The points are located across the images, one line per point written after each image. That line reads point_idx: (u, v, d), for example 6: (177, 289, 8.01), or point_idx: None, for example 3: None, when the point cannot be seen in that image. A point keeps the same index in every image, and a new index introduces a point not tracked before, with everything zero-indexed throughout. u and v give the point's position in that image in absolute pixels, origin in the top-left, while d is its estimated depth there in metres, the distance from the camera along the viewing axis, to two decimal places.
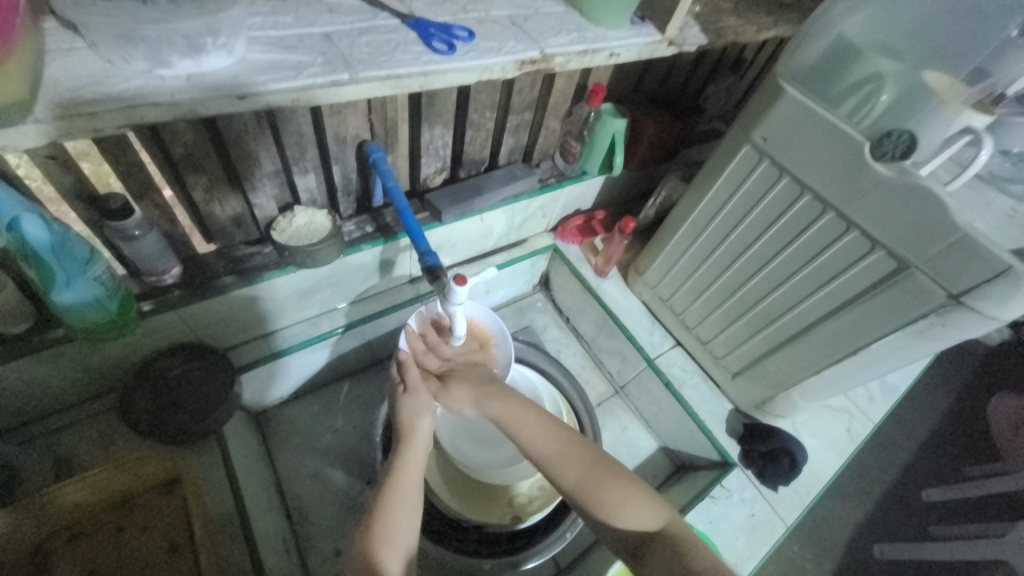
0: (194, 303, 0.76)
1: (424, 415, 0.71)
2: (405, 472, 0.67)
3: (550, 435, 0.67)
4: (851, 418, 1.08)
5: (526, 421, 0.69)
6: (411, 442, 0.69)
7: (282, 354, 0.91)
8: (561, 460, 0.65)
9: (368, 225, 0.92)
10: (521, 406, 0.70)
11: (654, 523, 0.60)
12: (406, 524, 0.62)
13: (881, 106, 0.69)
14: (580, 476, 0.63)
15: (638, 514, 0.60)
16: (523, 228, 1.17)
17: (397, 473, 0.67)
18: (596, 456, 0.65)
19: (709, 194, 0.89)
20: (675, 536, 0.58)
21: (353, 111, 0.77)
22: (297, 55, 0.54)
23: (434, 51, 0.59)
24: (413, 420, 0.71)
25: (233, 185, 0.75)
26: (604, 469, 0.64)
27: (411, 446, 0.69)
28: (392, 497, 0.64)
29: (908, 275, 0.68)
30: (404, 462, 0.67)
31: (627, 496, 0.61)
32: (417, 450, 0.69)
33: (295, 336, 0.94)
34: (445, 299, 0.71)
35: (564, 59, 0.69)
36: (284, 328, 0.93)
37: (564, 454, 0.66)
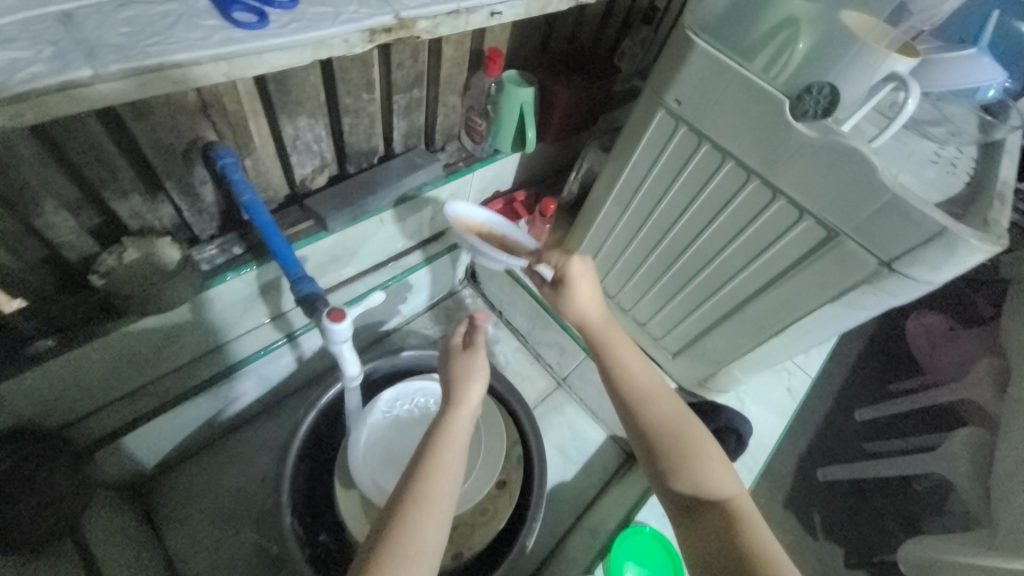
0: (4, 383, 0.59)
1: (474, 383, 0.62)
2: (454, 434, 0.58)
3: (646, 372, 0.66)
4: (791, 377, 1.07)
5: (625, 354, 0.68)
6: (461, 405, 0.60)
7: (237, 367, 0.84)
8: (648, 401, 0.64)
9: (236, 246, 0.76)
10: (621, 338, 0.69)
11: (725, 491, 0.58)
12: (448, 485, 0.54)
13: (798, 55, 0.59)
14: (664, 423, 0.62)
15: (715, 477, 0.59)
16: (435, 221, 1.03)
17: (444, 430, 0.58)
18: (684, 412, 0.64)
19: (629, 167, 0.80)
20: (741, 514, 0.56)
21: (173, 109, 0.59)
22: (10, 49, 0.37)
23: (236, 25, 0.44)
24: (464, 381, 0.62)
25: (19, 224, 0.57)
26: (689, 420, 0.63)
27: (459, 410, 0.60)
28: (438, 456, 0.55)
29: (836, 244, 0.62)
30: (452, 423, 0.59)
31: (710, 454, 0.60)
32: (466, 414, 0.60)
33: (248, 348, 0.85)
34: (326, 340, 0.60)
35: (430, 23, 0.55)
36: (235, 341, 0.82)
37: (659, 401, 0.64)
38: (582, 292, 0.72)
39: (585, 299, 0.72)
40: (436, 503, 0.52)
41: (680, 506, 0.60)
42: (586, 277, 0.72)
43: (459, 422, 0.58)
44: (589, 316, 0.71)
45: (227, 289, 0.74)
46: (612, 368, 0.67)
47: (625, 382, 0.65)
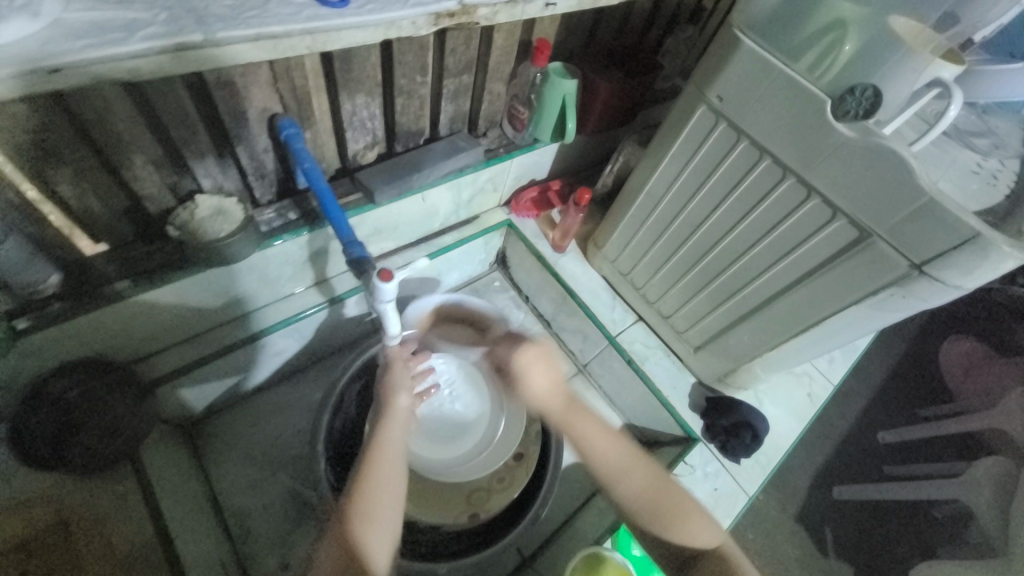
0: (81, 317, 0.66)
1: (399, 395, 0.74)
2: (386, 445, 0.69)
3: (600, 439, 0.73)
4: (812, 382, 1.07)
5: (588, 432, 0.73)
6: (388, 419, 0.71)
7: (261, 335, 0.87)
8: (620, 477, 0.71)
9: (291, 212, 0.82)
10: (582, 413, 0.75)
11: (712, 541, 0.70)
12: (388, 498, 0.65)
13: (844, 56, 0.61)
14: (641, 496, 0.70)
15: (695, 531, 0.69)
16: (473, 203, 1.07)
17: (376, 446, 0.69)
18: (652, 472, 0.72)
19: (665, 161, 0.82)
20: (731, 556, 0.70)
21: (250, 80, 0.65)
22: (132, 12, 0.42)
23: (322, 4, 0.49)
24: (389, 397, 0.74)
25: (112, 176, 0.64)
26: (667, 488, 0.71)
27: (388, 422, 0.71)
28: (374, 471, 0.66)
29: (868, 245, 0.64)
30: (383, 437, 0.70)
31: (693, 518, 0.69)
32: (394, 425, 0.71)
33: (271, 318, 0.88)
34: (373, 298, 0.64)
35: (489, 11, 0.59)
36: (257, 310, 0.87)
37: (631, 475, 0.71)
38: (536, 375, 0.78)
39: (541, 381, 0.78)
40: (377, 511, 0.63)
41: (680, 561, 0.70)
42: (536, 361, 0.79)
43: (391, 435, 0.70)
44: (548, 402, 0.77)
45: (251, 262, 0.78)
46: (582, 449, 0.73)
47: (594, 459, 0.72)
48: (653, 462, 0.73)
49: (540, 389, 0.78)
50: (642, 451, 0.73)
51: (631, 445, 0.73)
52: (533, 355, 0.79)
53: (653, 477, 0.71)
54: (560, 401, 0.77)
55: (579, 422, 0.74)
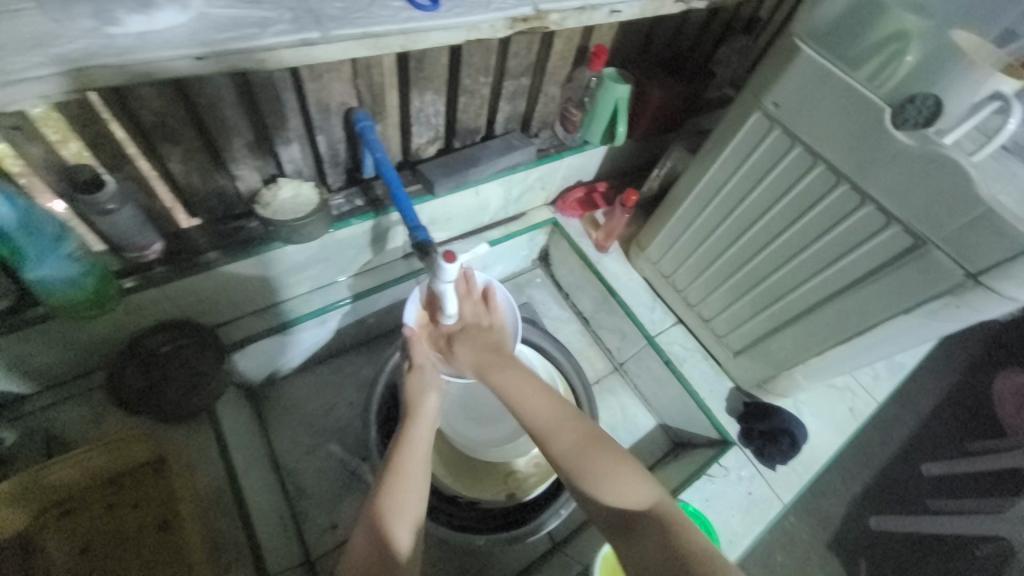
0: (178, 279, 0.74)
1: (428, 395, 0.72)
2: (412, 444, 0.67)
3: (519, 388, 0.67)
4: (854, 397, 1.06)
5: (513, 383, 0.68)
6: (416, 417, 0.70)
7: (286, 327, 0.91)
8: (551, 433, 0.62)
9: (358, 199, 0.88)
10: (517, 376, 0.69)
11: (644, 501, 0.54)
12: (412, 497, 0.62)
13: (905, 67, 0.63)
14: (567, 449, 0.60)
15: (632, 488, 0.55)
16: (521, 200, 1.12)
17: (403, 445, 0.67)
18: (587, 430, 0.62)
19: (715, 166, 0.84)
20: (665, 514, 0.52)
21: (336, 76, 0.72)
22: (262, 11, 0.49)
23: (416, 6, 0.55)
24: (419, 397, 0.72)
25: (212, 157, 0.71)
26: (593, 439, 0.60)
27: (415, 421, 0.70)
28: (400, 467, 0.64)
29: (922, 253, 0.64)
30: (410, 435, 0.68)
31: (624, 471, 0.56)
32: (422, 425, 0.70)
33: (300, 309, 0.93)
34: (435, 277, 0.69)
35: (560, 17, 0.64)
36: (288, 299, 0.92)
37: (555, 428, 0.62)
38: (468, 349, 0.75)
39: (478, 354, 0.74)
40: (404, 502, 0.61)
41: (609, 526, 0.55)
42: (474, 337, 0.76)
43: (418, 435, 0.68)
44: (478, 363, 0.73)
45: (286, 253, 0.82)
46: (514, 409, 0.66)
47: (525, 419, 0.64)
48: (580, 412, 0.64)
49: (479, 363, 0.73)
50: (573, 407, 0.65)
51: (566, 406, 0.65)
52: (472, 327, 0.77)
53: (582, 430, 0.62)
54: (489, 360, 0.73)
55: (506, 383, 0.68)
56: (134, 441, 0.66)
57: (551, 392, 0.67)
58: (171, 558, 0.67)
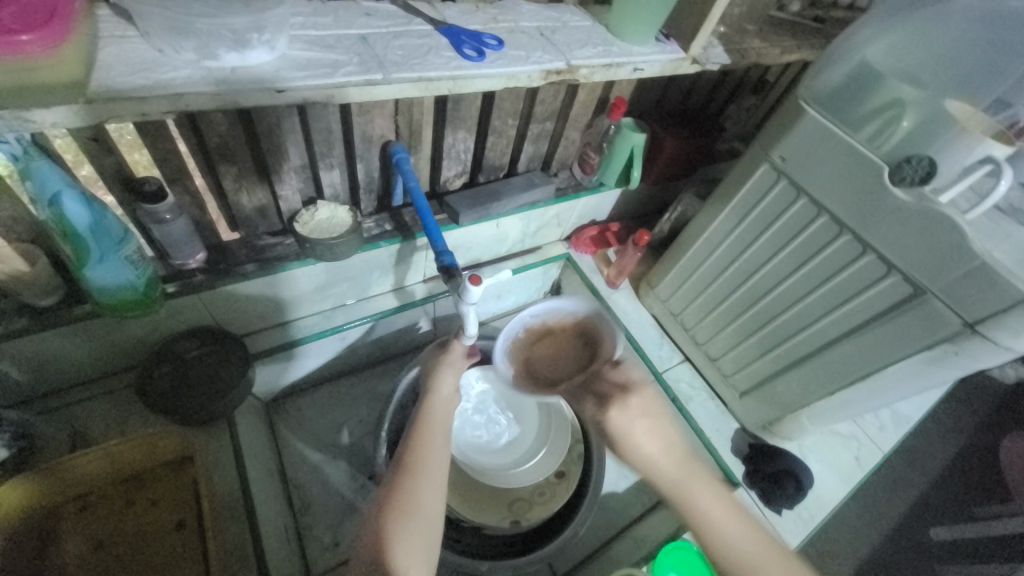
0: (215, 288, 0.78)
1: (445, 376, 0.74)
2: (432, 417, 0.70)
3: (713, 506, 0.60)
4: (860, 446, 1.06)
5: (709, 503, 0.60)
6: (433, 397, 0.72)
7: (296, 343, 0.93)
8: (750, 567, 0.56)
9: (387, 224, 0.93)
10: (720, 494, 0.61)
11: None
12: (435, 461, 0.65)
13: (901, 131, 0.69)
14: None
15: None
16: (538, 234, 1.17)
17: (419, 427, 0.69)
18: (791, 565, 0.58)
19: (725, 212, 0.89)
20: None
21: (381, 111, 0.78)
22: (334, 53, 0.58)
23: (463, 57, 0.64)
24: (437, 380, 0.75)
25: (261, 176, 0.77)
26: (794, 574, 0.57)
27: (431, 403, 0.72)
28: (422, 440, 0.67)
29: (922, 301, 0.68)
30: (426, 417, 0.70)
31: None
32: (439, 407, 0.72)
33: (313, 327, 0.96)
34: (460, 298, 0.72)
35: (589, 71, 0.72)
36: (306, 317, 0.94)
37: (758, 559, 0.57)
38: (641, 431, 0.64)
39: (658, 451, 0.63)
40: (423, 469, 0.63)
41: None
42: (638, 417, 0.65)
43: (436, 415, 0.70)
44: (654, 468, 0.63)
45: (303, 272, 0.85)
46: (703, 532, 0.59)
47: (721, 546, 0.58)
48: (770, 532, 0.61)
49: (670, 468, 0.63)
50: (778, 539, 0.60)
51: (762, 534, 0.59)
52: (636, 418, 0.64)
53: (776, 559, 0.58)
54: (675, 472, 0.62)
55: (695, 498, 0.61)
56: (160, 438, 0.68)
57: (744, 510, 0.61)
58: (179, 562, 0.67)
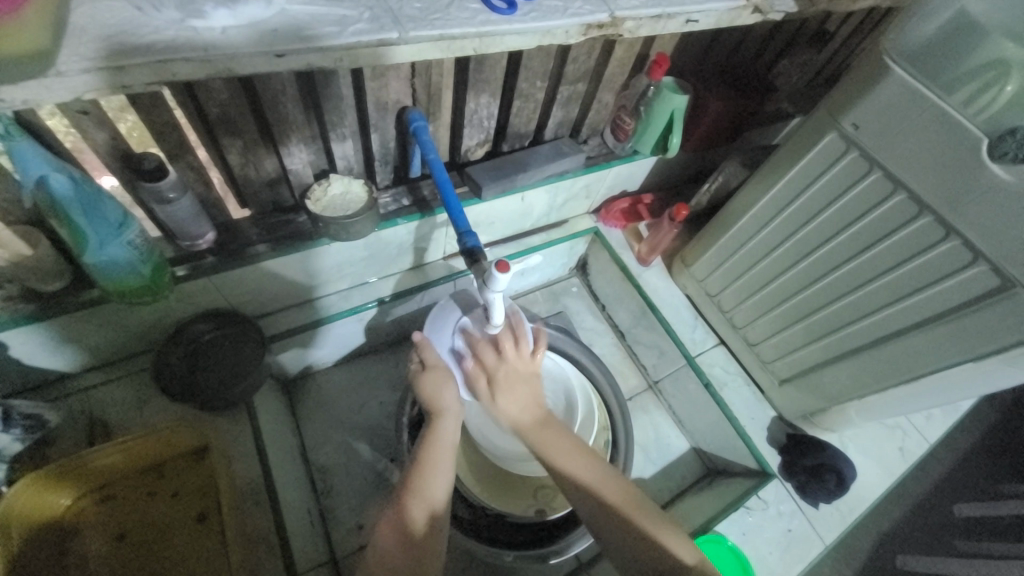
0: (226, 271, 0.73)
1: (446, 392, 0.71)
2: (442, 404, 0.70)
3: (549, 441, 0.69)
4: (905, 436, 1.00)
5: (563, 449, 0.68)
6: (445, 415, 0.69)
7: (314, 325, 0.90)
8: (588, 493, 0.66)
9: (404, 198, 0.86)
10: (557, 434, 0.70)
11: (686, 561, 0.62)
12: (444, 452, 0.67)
13: (1006, 95, 0.58)
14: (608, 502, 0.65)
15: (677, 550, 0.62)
16: (565, 208, 1.09)
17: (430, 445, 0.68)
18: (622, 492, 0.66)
19: (778, 186, 0.80)
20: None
21: (396, 74, 0.70)
22: (342, 8, 0.50)
23: (492, 9, 0.55)
24: (438, 390, 0.70)
25: (268, 149, 0.71)
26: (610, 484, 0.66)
27: (442, 419, 0.69)
28: (435, 434, 0.68)
29: (1011, 296, 0.60)
30: (437, 434, 0.68)
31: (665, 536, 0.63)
32: (449, 421, 0.70)
33: (332, 307, 0.92)
34: (484, 285, 0.65)
35: (635, 24, 0.62)
36: (324, 297, 0.90)
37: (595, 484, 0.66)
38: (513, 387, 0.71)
39: (520, 400, 0.71)
40: (439, 460, 0.66)
41: None
42: (518, 384, 0.71)
43: (446, 431, 0.68)
44: (524, 420, 0.70)
45: (320, 252, 0.80)
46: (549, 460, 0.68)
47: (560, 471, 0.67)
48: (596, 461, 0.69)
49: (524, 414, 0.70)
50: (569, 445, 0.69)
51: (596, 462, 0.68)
52: (515, 380, 0.71)
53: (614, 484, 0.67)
54: (535, 418, 0.71)
55: (546, 444, 0.69)
56: (176, 431, 0.66)
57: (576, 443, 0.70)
58: (203, 554, 0.66)
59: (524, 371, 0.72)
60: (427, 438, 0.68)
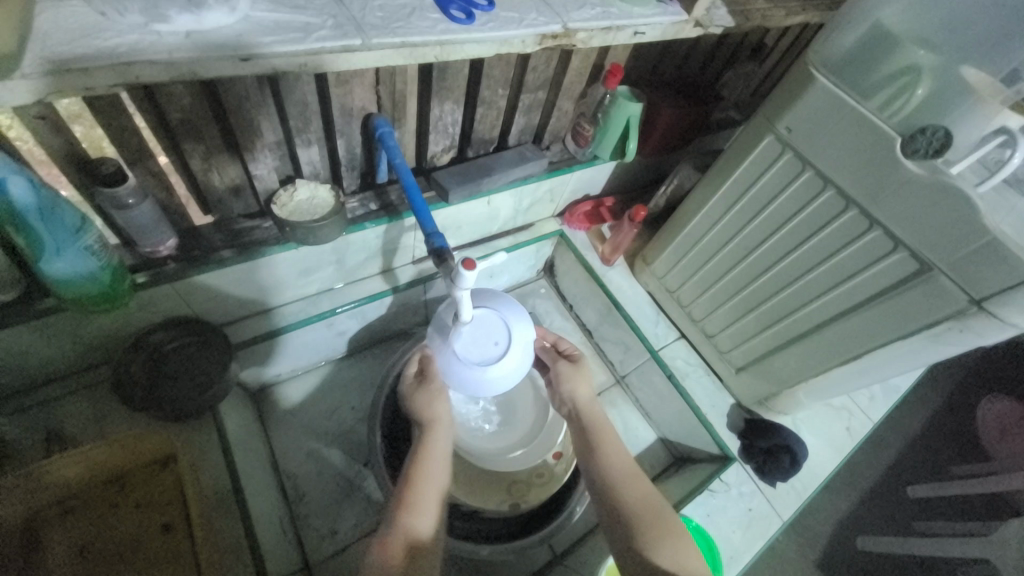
0: (191, 276, 0.72)
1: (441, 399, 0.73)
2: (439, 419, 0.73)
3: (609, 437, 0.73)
4: (851, 417, 1.07)
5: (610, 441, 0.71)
6: (437, 427, 0.71)
7: (281, 332, 0.89)
8: (623, 483, 0.66)
9: (372, 203, 0.88)
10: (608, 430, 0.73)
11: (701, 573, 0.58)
12: (437, 459, 0.69)
13: (915, 99, 0.65)
14: (639, 503, 0.64)
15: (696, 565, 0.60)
16: (530, 212, 1.13)
17: (422, 453, 0.68)
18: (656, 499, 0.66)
19: (725, 186, 0.86)
20: None
21: (361, 81, 0.72)
22: (306, 16, 0.52)
23: (451, 20, 0.58)
24: (429, 405, 0.73)
25: (232, 155, 0.71)
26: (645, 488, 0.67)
27: (433, 428, 0.71)
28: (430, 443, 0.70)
29: (928, 277, 0.66)
30: (428, 445, 0.69)
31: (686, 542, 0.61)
32: (441, 432, 0.71)
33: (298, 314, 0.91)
34: (452, 283, 0.67)
35: (586, 35, 0.67)
36: (290, 303, 0.90)
37: (632, 482, 0.67)
38: (583, 379, 0.79)
39: (583, 390, 0.78)
40: (428, 463, 0.67)
41: None
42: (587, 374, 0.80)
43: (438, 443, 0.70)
44: (584, 407, 0.76)
45: (286, 257, 0.80)
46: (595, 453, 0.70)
47: (603, 464, 0.69)
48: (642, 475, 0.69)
49: (585, 402, 0.77)
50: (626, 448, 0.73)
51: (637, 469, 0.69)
52: (577, 369, 0.79)
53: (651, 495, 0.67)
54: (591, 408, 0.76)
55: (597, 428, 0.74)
56: (141, 437, 0.65)
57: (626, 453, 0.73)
58: (170, 565, 0.64)
59: (579, 365, 0.80)
60: (421, 450, 0.68)
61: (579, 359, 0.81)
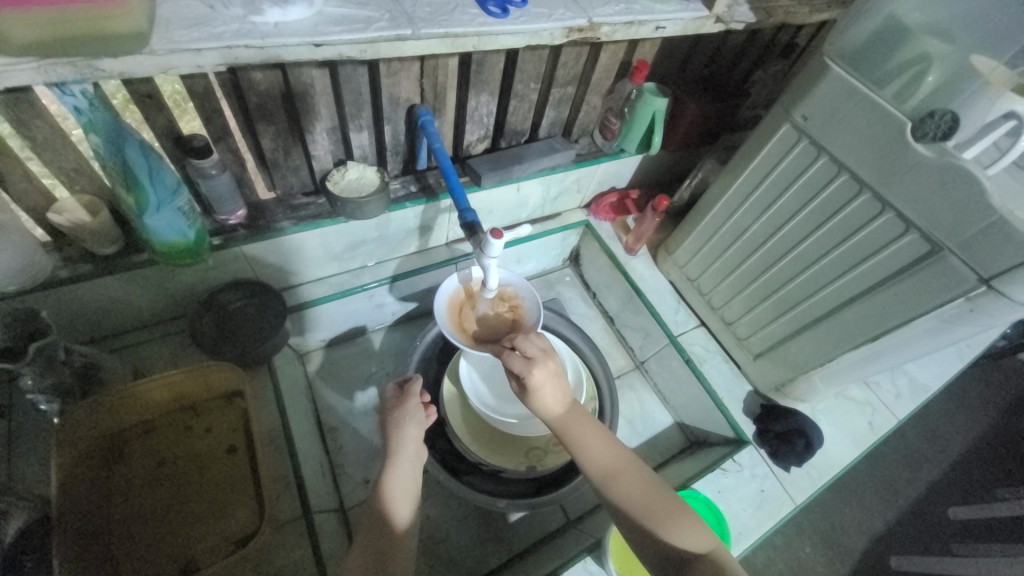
0: (258, 241, 0.83)
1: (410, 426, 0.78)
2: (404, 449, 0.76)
3: (588, 437, 0.73)
4: (874, 412, 1.07)
5: (588, 433, 0.72)
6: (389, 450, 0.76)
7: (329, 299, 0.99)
8: (614, 479, 0.69)
9: (412, 185, 0.97)
10: (582, 419, 0.74)
11: (703, 545, 0.63)
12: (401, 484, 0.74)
13: (926, 86, 0.68)
14: (635, 497, 0.67)
15: (698, 531, 0.64)
16: (558, 201, 1.20)
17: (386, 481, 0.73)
18: (647, 478, 0.70)
19: (743, 175, 0.90)
20: (726, 562, 0.61)
21: (408, 73, 0.81)
22: (366, 10, 0.62)
23: (488, 14, 0.67)
24: (397, 431, 0.78)
25: (296, 137, 0.81)
26: (637, 470, 0.70)
27: (396, 458, 0.75)
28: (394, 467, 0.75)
29: (939, 258, 0.68)
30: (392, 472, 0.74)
31: (687, 523, 0.64)
32: (404, 459, 0.75)
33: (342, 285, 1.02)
34: (482, 252, 0.74)
35: (611, 29, 0.74)
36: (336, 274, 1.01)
37: (623, 475, 0.69)
38: (546, 388, 0.73)
39: (550, 398, 0.73)
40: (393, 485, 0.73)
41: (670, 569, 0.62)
42: (550, 378, 0.73)
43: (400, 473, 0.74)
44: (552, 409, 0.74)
45: (336, 230, 0.90)
46: (579, 453, 0.72)
47: (591, 463, 0.71)
48: (634, 458, 0.72)
49: (554, 407, 0.74)
50: (608, 429, 0.75)
51: (622, 449, 0.72)
52: (541, 382, 0.72)
53: (642, 477, 0.70)
54: (562, 406, 0.74)
55: (574, 429, 0.73)
56: (213, 371, 0.77)
57: (609, 434, 0.74)
58: (233, 478, 0.77)
59: (537, 381, 0.72)
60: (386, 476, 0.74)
61: (538, 366, 0.72)
